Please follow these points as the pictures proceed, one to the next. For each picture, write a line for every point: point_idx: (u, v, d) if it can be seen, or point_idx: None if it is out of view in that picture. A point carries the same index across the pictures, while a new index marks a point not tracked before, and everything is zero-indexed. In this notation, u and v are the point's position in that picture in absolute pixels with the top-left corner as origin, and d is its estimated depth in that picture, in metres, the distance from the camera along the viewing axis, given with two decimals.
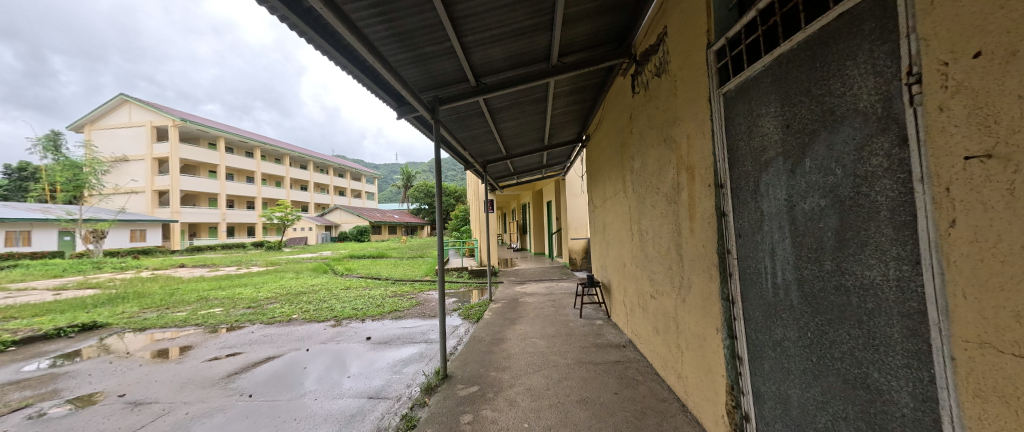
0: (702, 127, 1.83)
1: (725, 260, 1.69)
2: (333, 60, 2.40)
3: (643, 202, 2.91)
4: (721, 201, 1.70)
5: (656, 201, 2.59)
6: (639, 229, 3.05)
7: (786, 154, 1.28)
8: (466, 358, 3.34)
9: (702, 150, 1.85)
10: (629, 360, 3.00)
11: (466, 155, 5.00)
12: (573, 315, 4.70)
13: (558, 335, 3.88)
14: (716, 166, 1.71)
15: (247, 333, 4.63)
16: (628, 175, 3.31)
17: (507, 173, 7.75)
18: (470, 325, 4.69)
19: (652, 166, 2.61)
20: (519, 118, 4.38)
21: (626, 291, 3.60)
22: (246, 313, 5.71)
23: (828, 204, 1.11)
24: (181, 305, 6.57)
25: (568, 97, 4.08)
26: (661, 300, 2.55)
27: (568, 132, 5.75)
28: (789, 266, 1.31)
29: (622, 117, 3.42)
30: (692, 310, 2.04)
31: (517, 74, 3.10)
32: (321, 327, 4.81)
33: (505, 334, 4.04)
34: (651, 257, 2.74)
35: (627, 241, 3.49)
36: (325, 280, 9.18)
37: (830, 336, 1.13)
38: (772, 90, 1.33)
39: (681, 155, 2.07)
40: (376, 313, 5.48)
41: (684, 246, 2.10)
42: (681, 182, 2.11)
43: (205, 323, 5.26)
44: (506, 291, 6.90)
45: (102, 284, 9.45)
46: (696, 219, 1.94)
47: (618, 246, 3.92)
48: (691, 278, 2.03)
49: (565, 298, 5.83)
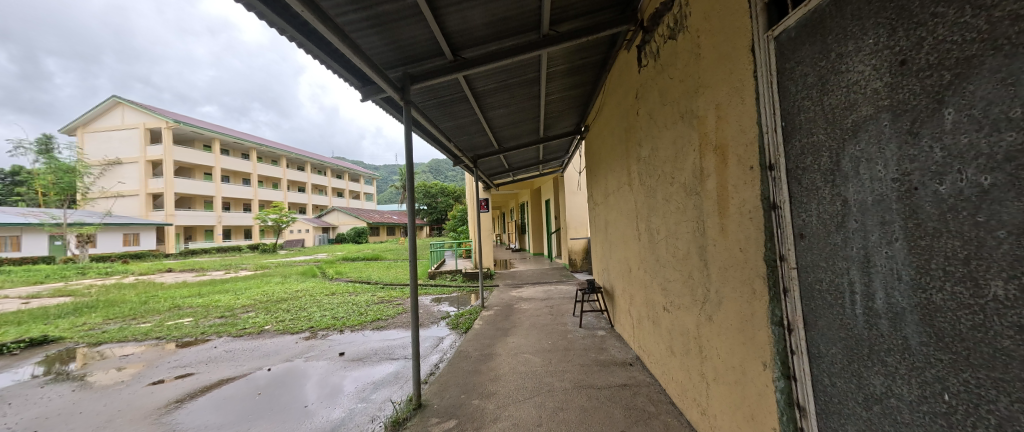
0: (741, 91, 1.36)
1: (777, 269, 1.22)
2: (268, 20, 1.92)
3: (653, 196, 2.45)
4: (770, 189, 1.23)
5: (671, 194, 2.12)
6: (649, 228, 2.58)
7: (899, 108, 0.80)
8: (446, 381, 2.87)
9: (739, 121, 1.38)
10: (638, 384, 2.52)
11: (451, 148, 4.52)
12: (572, 324, 4.22)
13: (555, 350, 3.40)
14: (763, 141, 1.25)
15: (209, 349, 4.19)
16: (634, 164, 2.84)
17: (501, 169, 7.28)
18: (457, 337, 4.21)
19: (666, 151, 2.15)
20: (509, 104, 3.91)
21: (633, 300, 3.12)
22: (215, 324, 5.24)
23: (1001, 183, 0.62)
24: (149, 314, 6.09)
25: (563, 79, 3.62)
26: (679, 315, 2.08)
27: (565, 123, 5.29)
28: (901, 285, 0.82)
29: (626, 98, 2.95)
30: (723, 333, 1.58)
31: (502, 47, 2.65)
32: (292, 341, 4.34)
33: (495, 348, 3.57)
34: (665, 261, 2.28)
35: (633, 242, 3.02)
36: (311, 285, 8.71)
37: (1001, 411, 0.65)
38: (870, 11, 0.85)
39: (707, 131, 1.61)
40: (356, 323, 5.00)
41: (711, 250, 1.64)
42: (706, 167, 1.65)
43: (168, 336, 4.79)
44: (500, 296, 6.42)
45: (80, 291, 9.00)
46: (729, 214, 1.47)
47: (622, 248, 3.45)
48: (722, 291, 1.56)
49: (563, 304, 5.36)
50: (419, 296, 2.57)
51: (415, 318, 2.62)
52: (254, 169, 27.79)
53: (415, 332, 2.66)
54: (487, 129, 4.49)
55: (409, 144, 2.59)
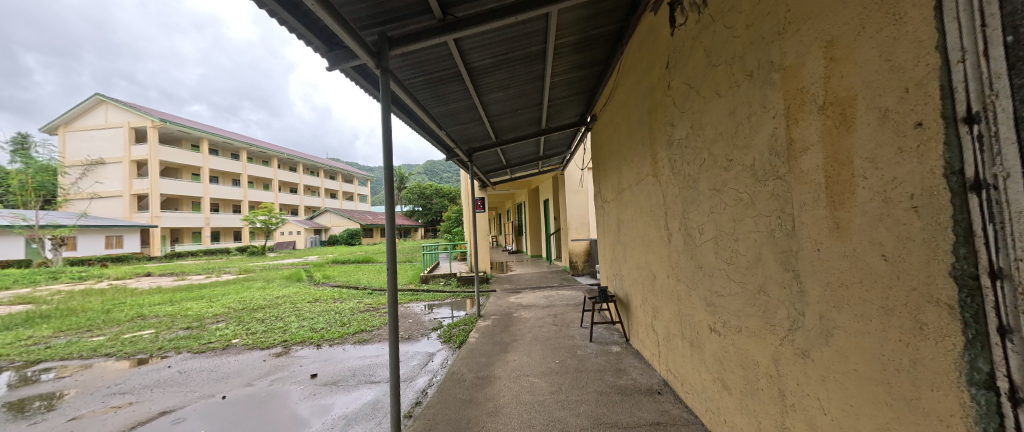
0: (887, 5, 0.85)
1: (981, 293, 0.71)
2: None
3: (693, 187, 1.95)
4: (971, 155, 0.71)
5: (725, 183, 1.62)
6: (685, 227, 2.08)
7: None
8: (434, 417, 2.33)
9: (884, 54, 0.87)
10: (672, 422, 2.03)
11: (443, 137, 4.02)
12: (580, 337, 3.73)
13: (564, 371, 2.89)
14: (948, 75, 0.74)
15: (159, 369, 3.58)
16: (662, 149, 2.34)
17: (499, 165, 6.78)
18: (450, 354, 3.67)
19: (718, 127, 1.65)
20: (508, 85, 3.43)
21: (658, 314, 2.63)
22: (177, 338, 4.63)
23: None
24: (107, 325, 5.46)
25: (571, 56, 3.14)
26: (737, 341, 1.59)
27: (569, 113, 4.82)
28: None
29: (651, 70, 2.45)
30: (834, 378, 1.07)
31: (502, 4, 2.14)
32: (258, 359, 3.77)
33: (493, 369, 3.06)
34: (711, 270, 1.79)
35: (658, 244, 2.53)
36: (294, 291, 8.08)
37: None
38: None
39: (808, 83, 1.11)
40: (337, 335, 4.44)
41: (808, 256, 1.14)
42: (803, 135, 1.14)
43: (118, 353, 4.16)
44: (498, 303, 5.90)
45: (40, 298, 8.23)
46: (855, 205, 0.97)
47: (641, 251, 2.94)
48: (833, 318, 1.06)
49: (568, 312, 4.87)
50: (400, 310, 2.00)
51: (393, 335, 2.05)
52: (242, 169, 26.99)
53: (394, 355, 2.09)
54: (483, 116, 3.98)
55: (387, 123, 2.06)
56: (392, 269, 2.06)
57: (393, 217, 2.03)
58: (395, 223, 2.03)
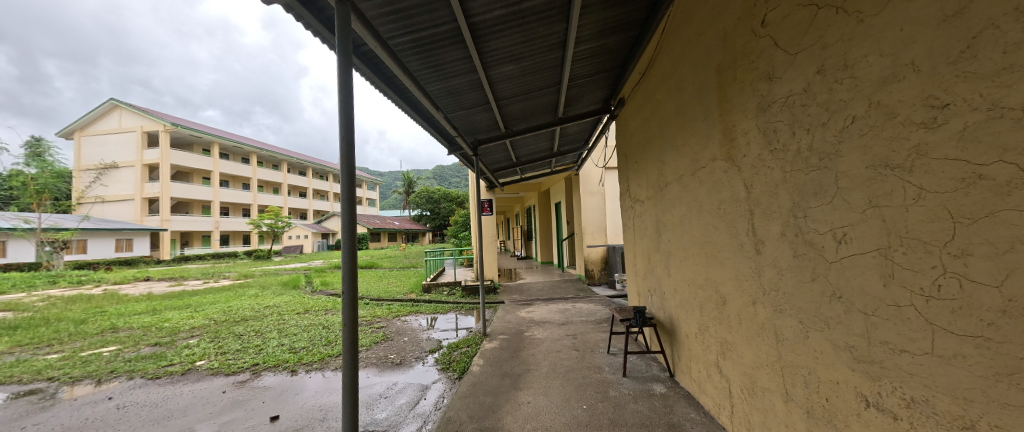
0: None
1: None
2: None
3: (821, 167, 1.22)
4: None
5: (923, 149, 0.89)
6: (796, 232, 1.36)
7: None
8: None
9: None
10: None
11: (443, 123, 3.37)
12: (610, 369, 2.99)
13: (595, 426, 2.15)
14: None
15: (95, 403, 2.98)
16: (746, 119, 1.62)
17: (508, 162, 6.12)
18: (447, 389, 2.95)
19: (901, 52, 0.93)
20: (520, 56, 2.77)
21: (730, 353, 1.90)
22: (136, 358, 4.01)
23: None
24: (70, 340, 4.90)
25: (601, 14, 2.47)
26: None
27: (590, 99, 4.13)
28: None
29: (725, 11, 1.76)
30: None
31: None
32: (216, 391, 3.10)
33: (501, 417, 2.34)
34: (868, 305, 1.07)
35: (733, 256, 1.80)
36: (287, 300, 7.46)
37: None
38: None
39: None
40: (318, 358, 3.77)
41: None
42: None
43: (62, 377, 3.56)
44: (506, 318, 5.18)
45: (23, 305, 7.79)
46: None
47: (698, 264, 2.22)
48: None
49: (589, 333, 4.12)
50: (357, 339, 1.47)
51: (349, 363, 1.54)
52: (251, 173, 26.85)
53: (352, 395, 1.57)
54: (489, 99, 3.33)
55: (346, 96, 1.59)
56: (351, 276, 1.56)
57: (352, 213, 1.54)
58: (354, 220, 1.53)
